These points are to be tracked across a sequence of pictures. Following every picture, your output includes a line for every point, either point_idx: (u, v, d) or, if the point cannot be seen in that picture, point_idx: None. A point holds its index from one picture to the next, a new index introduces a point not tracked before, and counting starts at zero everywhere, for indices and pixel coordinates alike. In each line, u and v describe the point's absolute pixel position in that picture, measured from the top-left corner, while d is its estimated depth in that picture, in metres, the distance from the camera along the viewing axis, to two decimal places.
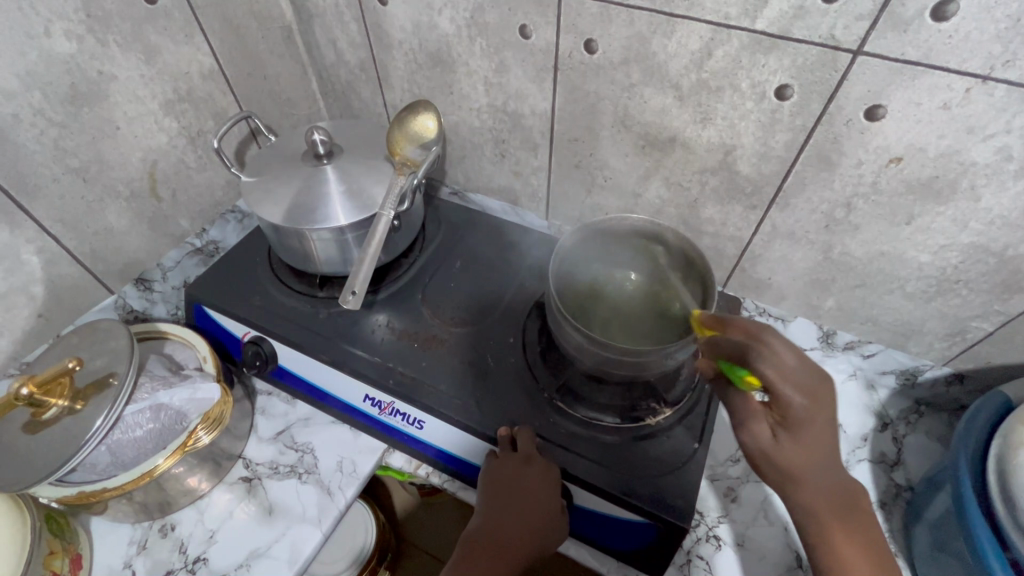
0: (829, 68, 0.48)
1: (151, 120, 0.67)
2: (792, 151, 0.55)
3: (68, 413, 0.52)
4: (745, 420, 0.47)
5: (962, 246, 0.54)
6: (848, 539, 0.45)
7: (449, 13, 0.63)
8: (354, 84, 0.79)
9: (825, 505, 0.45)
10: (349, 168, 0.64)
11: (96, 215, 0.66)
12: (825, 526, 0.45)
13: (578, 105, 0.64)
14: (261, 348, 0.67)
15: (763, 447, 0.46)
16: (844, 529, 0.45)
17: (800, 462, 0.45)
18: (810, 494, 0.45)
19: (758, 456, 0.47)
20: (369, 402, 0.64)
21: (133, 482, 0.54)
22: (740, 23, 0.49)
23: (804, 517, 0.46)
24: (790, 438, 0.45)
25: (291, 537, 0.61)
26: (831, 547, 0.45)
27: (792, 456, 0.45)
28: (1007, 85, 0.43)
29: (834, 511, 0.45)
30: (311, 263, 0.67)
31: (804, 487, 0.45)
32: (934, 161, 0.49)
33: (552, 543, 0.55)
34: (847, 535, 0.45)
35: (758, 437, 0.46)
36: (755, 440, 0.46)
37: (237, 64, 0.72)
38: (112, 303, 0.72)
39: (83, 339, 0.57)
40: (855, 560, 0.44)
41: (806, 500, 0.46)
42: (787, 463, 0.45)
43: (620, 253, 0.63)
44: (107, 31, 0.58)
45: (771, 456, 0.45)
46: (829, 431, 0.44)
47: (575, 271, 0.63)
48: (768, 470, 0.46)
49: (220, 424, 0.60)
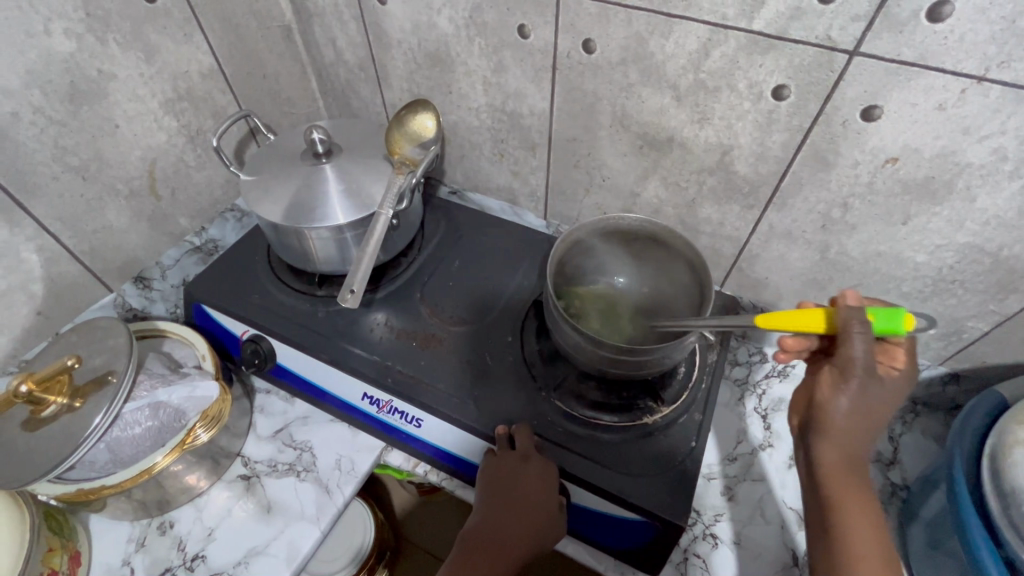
0: (825, 69, 0.48)
1: (150, 118, 0.67)
2: (790, 151, 0.55)
3: (67, 410, 0.52)
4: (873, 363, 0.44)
5: (958, 246, 0.54)
6: (864, 510, 0.43)
7: (448, 12, 0.63)
8: (353, 83, 0.79)
9: (851, 470, 0.44)
10: (348, 167, 0.64)
11: (95, 214, 0.66)
12: (846, 487, 0.44)
13: (577, 105, 0.64)
14: (259, 348, 0.67)
15: (874, 393, 0.43)
16: (859, 501, 0.44)
17: (880, 413, 0.44)
18: (852, 449, 0.44)
19: (858, 400, 0.43)
20: (368, 400, 0.65)
21: (132, 479, 0.55)
22: (737, 23, 0.49)
23: (833, 474, 0.44)
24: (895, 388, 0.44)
25: (290, 535, 0.61)
26: (847, 510, 0.43)
27: (883, 405, 0.44)
28: (1002, 86, 0.43)
29: (859, 478, 0.44)
30: (310, 261, 0.67)
31: (856, 439, 0.44)
32: (930, 161, 0.49)
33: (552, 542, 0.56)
34: (866, 503, 0.44)
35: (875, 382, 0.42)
36: (870, 386, 0.42)
37: (237, 63, 0.73)
38: (112, 301, 0.72)
39: (82, 336, 0.57)
40: (866, 528, 0.43)
41: (842, 457, 0.44)
42: (872, 411, 0.44)
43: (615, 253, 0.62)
44: (107, 30, 0.58)
45: (871, 401, 0.43)
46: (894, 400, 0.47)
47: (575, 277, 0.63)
48: (849, 415, 0.43)
49: (219, 422, 0.60)
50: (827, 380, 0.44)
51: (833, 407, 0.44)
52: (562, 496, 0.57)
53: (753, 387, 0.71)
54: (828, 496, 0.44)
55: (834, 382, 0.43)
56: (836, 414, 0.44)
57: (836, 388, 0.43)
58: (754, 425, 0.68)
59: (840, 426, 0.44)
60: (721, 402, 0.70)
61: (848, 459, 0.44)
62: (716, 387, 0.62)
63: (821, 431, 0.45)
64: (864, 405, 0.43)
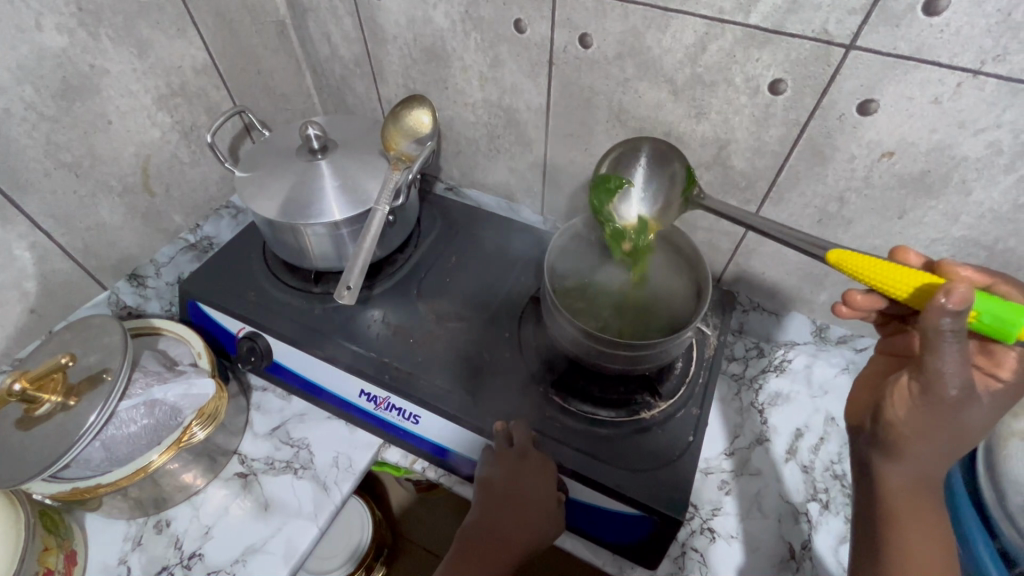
0: (822, 63, 0.48)
1: (144, 114, 0.66)
2: (786, 146, 0.55)
3: (61, 409, 0.52)
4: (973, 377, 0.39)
5: (953, 239, 0.54)
6: (922, 524, 0.42)
7: (444, 6, 0.63)
8: (348, 79, 0.79)
9: (915, 488, 0.42)
10: (343, 162, 0.64)
11: (88, 210, 0.65)
12: (909, 504, 0.42)
13: (574, 100, 0.64)
14: (256, 344, 0.67)
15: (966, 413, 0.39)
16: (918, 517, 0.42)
17: (970, 434, 0.40)
18: (927, 470, 0.42)
19: (946, 425, 0.39)
20: (365, 397, 0.64)
21: (128, 478, 0.54)
22: (734, 17, 0.49)
23: (895, 492, 0.43)
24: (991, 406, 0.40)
25: (287, 532, 0.61)
26: (902, 525, 0.42)
27: (977, 425, 0.40)
28: (998, 79, 0.43)
29: (925, 496, 0.42)
30: (306, 258, 0.67)
31: (935, 459, 0.41)
32: (926, 155, 0.50)
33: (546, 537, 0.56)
34: (926, 520, 0.42)
35: (971, 405, 0.38)
36: (961, 408, 0.38)
37: (230, 58, 0.72)
38: (106, 298, 0.72)
39: (77, 334, 0.57)
40: (922, 545, 0.42)
41: (907, 474, 0.42)
42: (963, 434, 0.40)
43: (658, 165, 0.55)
44: (99, 24, 0.57)
45: (960, 421, 0.39)
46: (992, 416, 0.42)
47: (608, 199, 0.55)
48: (930, 434, 0.40)
49: (215, 420, 0.60)
50: (905, 397, 0.41)
51: (909, 425, 0.41)
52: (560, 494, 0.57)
53: (750, 382, 0.71)
54: (887, 508, 0.43)
55: (915, 400, 0.40)
56: (912, 436, 0.41)
57: (913, 407, 0.40)
58: (751, 419, 0.68)
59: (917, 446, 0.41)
60: (718, 397, 0.70)
61: (919, 476, 0.42)
62: (712, 382, 0.62)
63: (891, 449, 0.42)
64: (953, 428, 0.40)
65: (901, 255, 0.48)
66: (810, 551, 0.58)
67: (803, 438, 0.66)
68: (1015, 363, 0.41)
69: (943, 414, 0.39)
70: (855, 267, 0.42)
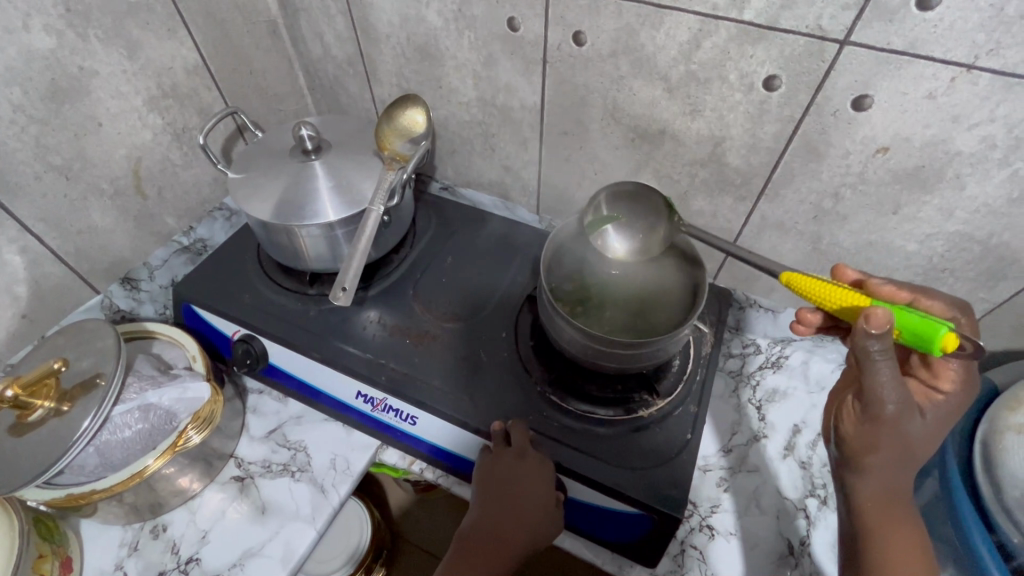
0: (816, 59, 0.48)
1: (135, 116, 0.66)
2: (781, 142, 0.55)
3: (54, 414, 0.51)
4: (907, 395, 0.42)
5: (948, 234, 0.54)
6: (903, 532, 0.43)
7: (436, 5, 0.63)
8: (341, 79, 0.78)
9: (890, 498, 0.43)
10: (337, 163, 0.64)
11: (79, 214, 0.64)
12: (885, 513, 0.43)
13: (568, 98, 0.64)
14: (251, 347, 0.66)
15: (909, 424, 0.41)
16: (896, 525, 0.43)
17: (918, 443, 0.42)
18: (891, 480, 0.43)
19: (894, 437, 0.41)
20: (362, 399, 0.64)
21: (123, 483, 0.54)
22: (728, 14, 0.49)
23: (868, 504, 0.44)
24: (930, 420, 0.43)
25: (285, 535, 0.60)
26: (882, 534, 0.43)
27: (921, 437, 0.42)
28: (991, 74, 0.43)
29: (896, 504, 0.44)
30: (301, 260, 0.66)
31: (896, 470, 0.43)
32: (921, 150, 0.50)
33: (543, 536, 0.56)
34: (903, 526, 0.43)
35: (910, 416, 0.41)
36: (902, 420, 0.41)
37: (222, 58, 0.71)
38: (99, 303, 0.71)
39: (69, 339, 0.56)
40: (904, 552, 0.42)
41: (871, 483, 0.44)
42: (911, 443, 0.42)
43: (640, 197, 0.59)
44: (87, 25, 0.57)
45: (905, 433, 0.42)
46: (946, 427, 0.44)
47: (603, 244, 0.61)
48: (883, 447, 0.42)
49: (211, 424, 0.59)
50: (851, 413, 0.43)
51: (860, 440, 0.43)
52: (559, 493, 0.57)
53: (748, 378, 0.71)
54: (864, 519, 0.44)
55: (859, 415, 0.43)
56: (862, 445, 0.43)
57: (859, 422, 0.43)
58: (748, 416, 0.68)
59: (876, 459, 0.42)
60: (715, 394, 0.70)
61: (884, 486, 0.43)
62: (710, 378, 0.63)
63: (852, 465, 0.44)
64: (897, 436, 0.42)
65: (838, 273, 0.53)
66: (809, 547, 0.58)
67: (801, 434, 0.66)
68: (953, 376, 0.44)
69: (887, 427, 0.41)
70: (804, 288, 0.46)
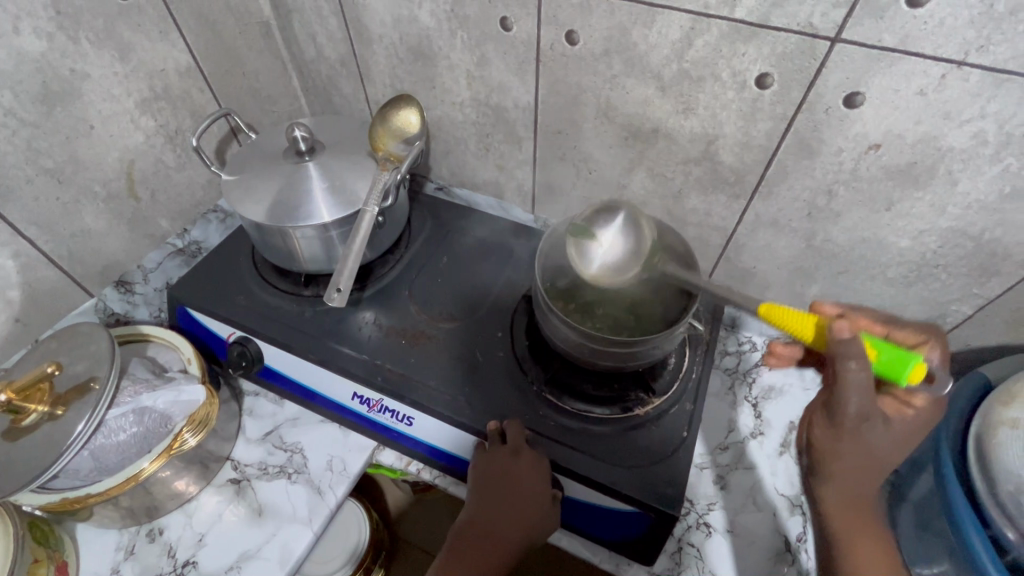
0: (808, 56, 0.48)
1: (127, 119, 0.65)
2: (774, 140, 0.55)
3: (48, 418, 0.51)
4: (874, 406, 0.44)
5: (940, 230, 0.54)
6: (866, 534, 0.48)
7: (429, 5, 0.62)
8: (335, 79, 0.78)
9: (853, 502, 0.47)
10: (331, 164, 0.64)
11: (72, 217, 0.64)
12: (850, 516, 0.48)
13: (561, 97, 0.64)
14: (246, 349, 0.66)
15: (871, 436, 0.44)
16: (860, 529, 0.48)
17: (882, 455, 0.45)
18: (854, 486, 0.46)
19: (858, 449, 0.44)
20: (358, 400, 0.64)
21: (119, 486, 0.54)
22: (720, 12, 0.49)
23: (832, 507, 0.48)
24: (896, 430, 0.44)
25: (281, 537, 0.60)
26: (849, 542, 0.47)
27: (886, 448, 0.45)
28: (981, 70, 0.43)
29: (858, 508, 0.48)
30: (296, 261, 0.66)
31: (859, 477, 0.46)
32: (912, 147, 0.50)
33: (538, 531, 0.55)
34: (864, 526, 0.48)
35: (873, 429, 0.43)
36: (864, 437, 0.44)
37: (215, 60, 0.71)
38: (93, 306, 0.71)
39: (63, 342, 0.56)
40: (868, 555, 0.47)
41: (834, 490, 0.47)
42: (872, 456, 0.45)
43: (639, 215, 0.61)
44: (78, 28, 0.57)
45: (868, 444, 0.44)
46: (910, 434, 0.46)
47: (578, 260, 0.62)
48: (848, 457, 0.45)
49: (207, 426, 0.60)
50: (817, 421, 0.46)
51: (828, 450, 0.45)
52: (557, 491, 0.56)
53: (743, 375, 0.71)
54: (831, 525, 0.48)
55: (827, 425, 0.44)
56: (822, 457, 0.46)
57: (827, 431, 0.45)
58: (744, 413, 0.68)
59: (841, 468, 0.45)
60: (711, 392, 0.70)
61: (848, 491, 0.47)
62: (705, 376, 0.63)
63: (819, 472, 0.47)
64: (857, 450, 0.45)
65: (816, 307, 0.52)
66: (805, 543, 0.58)
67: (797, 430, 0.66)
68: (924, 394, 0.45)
69: (851, 440, 0.44)
70: (782, 320, 0.46)
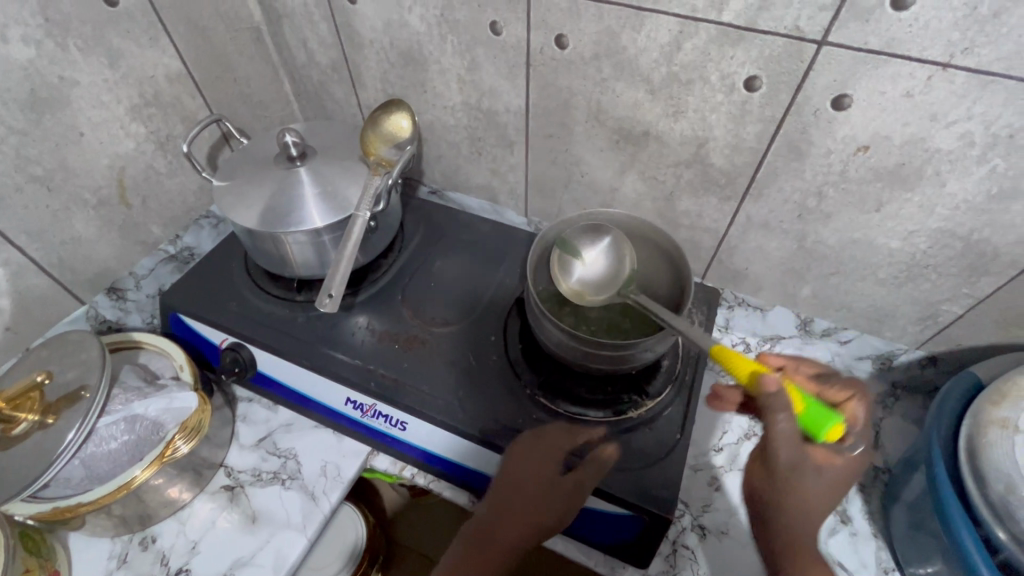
0: (795, 59, 0.48)
1: (117, 125, 0.65)
2: (764, 142, 0.56)
3: (39, 427, 0.51)
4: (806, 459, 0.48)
5: (930, 231, 0.55)
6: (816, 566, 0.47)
7: (419, 10, 0.63)
8: (326, 84, 0.78)
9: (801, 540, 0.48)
10: (323, 169, 0.64)
11: (62, 224, 0.64)
12: (797, 553, 0.48)
13: (552, 101, 0.64)
14: (239, 356, 0.66)
15: (806, 478, 0.48)
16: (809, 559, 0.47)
17: (818, 495, 0.49)
18: (797, 524, 0.49)
19: (793, 490, 0.49)
20: (351, 405, 0.64)
21: (110, 495, 0.53)
22: (707, 15, 0.49)
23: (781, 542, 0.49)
24: (829, 475, 0.48)
25: (275, 544, 0.60)
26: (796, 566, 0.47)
27: (821, 488, 0.49)
28: (966, 72, 0.44)
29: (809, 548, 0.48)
30: (288, 267, 0.66)
31: (800, 515, 0.49)
32: (900, 148, 0.50)
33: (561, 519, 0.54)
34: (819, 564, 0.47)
35: (807, 471, 0.48)
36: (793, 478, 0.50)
37: (205, 66, 0.71)
38: (84, 313, 0.70)
39: (53, 350, 0.56)
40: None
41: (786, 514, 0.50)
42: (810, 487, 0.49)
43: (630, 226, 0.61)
44: (66, 35, 0.57)
45: (802, 483, 0.48)
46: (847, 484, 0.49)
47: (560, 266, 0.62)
48: (788, 494, 0.49)
49: (200, 433, 0.59)
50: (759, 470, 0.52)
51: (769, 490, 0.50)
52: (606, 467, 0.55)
53: None
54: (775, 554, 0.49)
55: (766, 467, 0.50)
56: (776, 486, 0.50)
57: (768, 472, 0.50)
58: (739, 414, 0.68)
59: (784, 503, 0.49)
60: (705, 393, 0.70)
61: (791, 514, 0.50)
62: (699, 377, 0.63)
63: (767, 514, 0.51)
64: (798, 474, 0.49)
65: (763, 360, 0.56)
66: None
67: None
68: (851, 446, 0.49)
69: (785, 477, 0.48)
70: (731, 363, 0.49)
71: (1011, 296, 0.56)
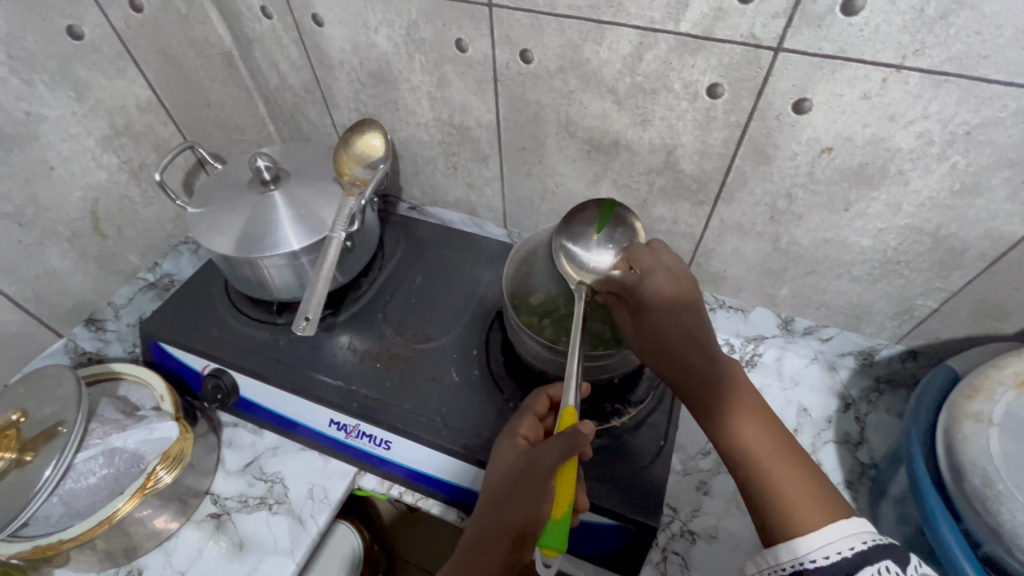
0: (754, 66, 0.49)
1: (88, 157, 0.65)
2: (731, 147, 0.56)
3: (16, 465, 0.50)
4: (641, 307, 0.51)
5: (899, 228, 0.55)
6: (766, 438, 0.43)
7: (385, 30, 0.63)
8: (300, 106, 0.78)
9: (745, 401, 0.45)
10: (297, 192, 0.64)
11: (36, 259, 0.64)
12: (765, 454, 0.42)
13: (522, 114, 0.64)
14: (221, 381, 0.66)
15: (663, 324, 0.49)
16: (754, 431, 0.43)
17: (696, 351, 0.48)
18: (737, 402, 0.45)
19: (674, 336, 0.49)
20: (335, 426, 0.64)
21: (92, 530, 0.53)
22: (665, 26, 0.50)
23: (738, 436, 0.43)
24: (672, 318, 0.49)
25: (263, 570, 0.60)
26: (767, 464, 0.42)
27: (682, 329, 0.49)
28: (919, 73, 0.44)
29: (764, 429, 0.44)
30: (267, 290, 0.66)
31: (700, 366, 0.47)
32: (862, 149, 0.51)
33: (544, 498, 0.43)
34: (767, 437, 0.43)
35: (647, 313, 0.51)
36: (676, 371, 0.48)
37: (177, 93, 0.71)
38: (62, 346, 0.71)
39: (30, 387, 0.56)
40: (784, 466, 0.42)
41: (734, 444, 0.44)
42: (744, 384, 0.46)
43: (614, 234, 0.59)
44: (31, 71, 0.57)
45: (658, 333, 0.49)
46: (679, 320, 0.49)
47: (577, 209, 0.61)
48: (661, 339, 0.49)
49: (181, 462, 0.59)
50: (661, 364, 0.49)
51: (672, 362, 0.48)
52: (584, 427, 0.43)
53: None
54: (746, 451, 0.43)
55: (640, 331, 0.51)
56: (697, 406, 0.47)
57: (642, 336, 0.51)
58: None
59: (703, 386, 0.47)
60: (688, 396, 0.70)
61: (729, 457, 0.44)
62: None
63: (712, 408, 0.46)
64: (686, 348, 0.48)
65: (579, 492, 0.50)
66: None
67: None
68: (654, 272, 0.52)
69: (651, 326, 0.50)
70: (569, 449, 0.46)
71: (983, 289, 0.56)
